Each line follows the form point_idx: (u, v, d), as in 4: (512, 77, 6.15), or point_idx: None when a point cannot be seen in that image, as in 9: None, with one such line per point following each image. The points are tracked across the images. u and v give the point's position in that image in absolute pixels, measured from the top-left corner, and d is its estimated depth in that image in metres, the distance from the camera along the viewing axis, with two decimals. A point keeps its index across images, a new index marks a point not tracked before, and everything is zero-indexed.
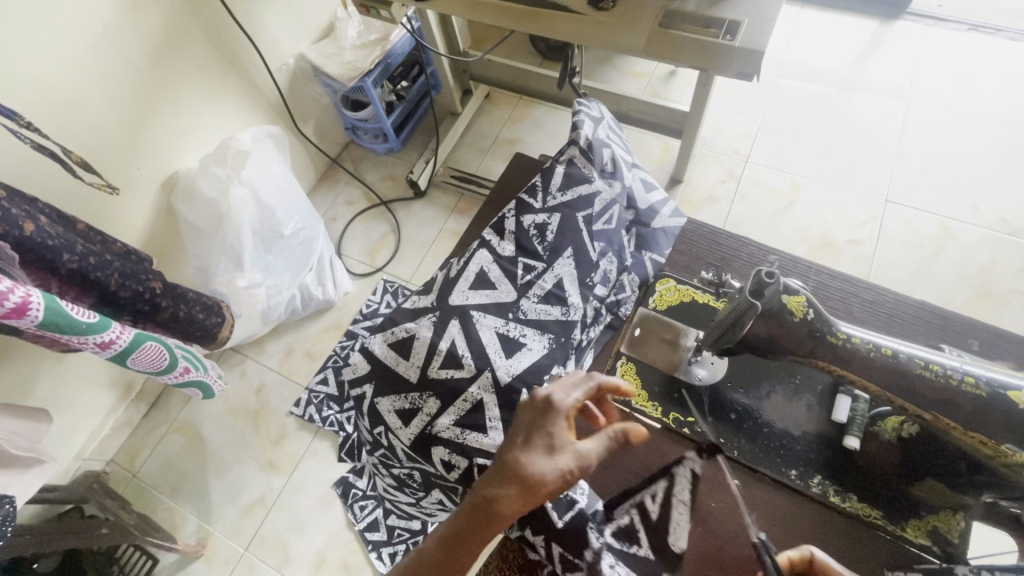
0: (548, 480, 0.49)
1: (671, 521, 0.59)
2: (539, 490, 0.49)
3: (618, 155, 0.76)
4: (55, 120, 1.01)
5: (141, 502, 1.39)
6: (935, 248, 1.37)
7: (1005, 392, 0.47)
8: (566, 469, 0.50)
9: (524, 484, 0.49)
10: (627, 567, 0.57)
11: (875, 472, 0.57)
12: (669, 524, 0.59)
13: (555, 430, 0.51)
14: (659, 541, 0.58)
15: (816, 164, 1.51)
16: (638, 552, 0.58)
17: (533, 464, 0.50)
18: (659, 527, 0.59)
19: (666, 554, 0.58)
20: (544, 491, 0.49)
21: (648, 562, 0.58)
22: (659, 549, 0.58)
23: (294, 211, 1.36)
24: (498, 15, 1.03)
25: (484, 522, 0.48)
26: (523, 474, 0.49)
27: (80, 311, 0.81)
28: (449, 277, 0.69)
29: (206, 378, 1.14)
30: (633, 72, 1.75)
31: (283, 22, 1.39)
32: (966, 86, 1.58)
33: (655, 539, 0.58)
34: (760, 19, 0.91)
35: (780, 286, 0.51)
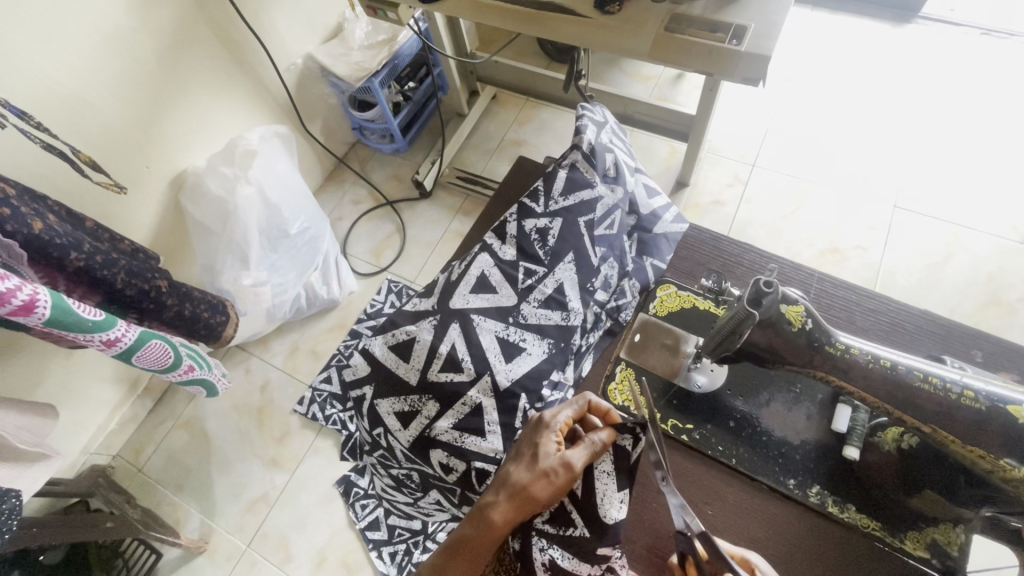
0: (534, 486, 0.54)
1: (599, 496, 0.59)
2: (526, 493, 0.54)
3: (620, 159, 0.75)
4: (65, 119, 1.02)
5: (146, 497, 1.40)
6: (944, 255, 1.36)
7: (1005, 405, 0.47)
8: (547, 472, 0.55)
9: (513, 492, 0.54)
10: (562, 549, 0.58)
11: (875, 482, 0.57)
12: (596, 499, 0.59)
13: (541, 440, 0.57)
14: (593, 517, 0.59)
15: (823, 169, 1.50)
16: (573, 532, 0.59)
17: (519, 471, 0.56)
18: (593, 506, 0.59)
19: (599, 526, 0.59)
20: (530, 494, 0.54)
21: (584, 540, 0.59)
22: (590, 524, 0.59)
23: (300, 210, 1.37)
24: (505, 18, 1.03)
25: (481, 528, 0.54)
26: (511, 482, 0.55)
27: (86, 309, 0.83)
28: (450, 280, 0.69)
29: (211, 376, 1.15)
30: (640, 74, 1.74)
31: (291, 22, 1.40)
32: (977, 91, 1.56)
33: (587, 515, 0.59)
34: (767, 23, 0.90)
35: (779, 295, 0.51)
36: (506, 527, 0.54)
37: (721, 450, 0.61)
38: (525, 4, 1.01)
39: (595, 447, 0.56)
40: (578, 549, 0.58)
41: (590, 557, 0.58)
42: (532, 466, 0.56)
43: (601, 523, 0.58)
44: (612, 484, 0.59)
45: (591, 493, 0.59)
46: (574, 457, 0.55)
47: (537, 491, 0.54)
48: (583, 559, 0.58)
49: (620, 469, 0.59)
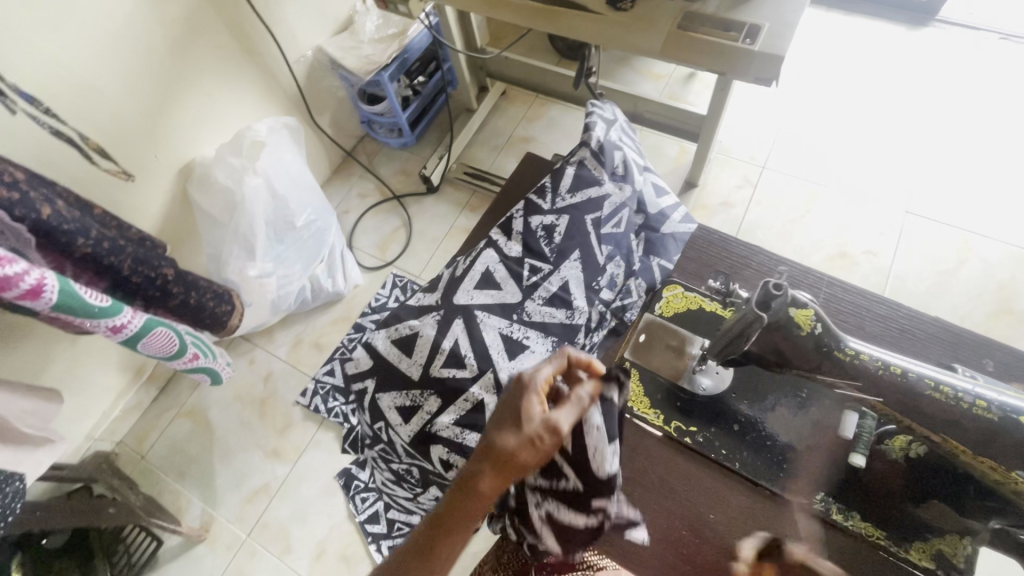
0: (519, 454, 0.48)
1: (589, 452, 0.54)
2: (509, 460, 0.48)
3: (629, 157, 0.74)
4: (75, 106, 1.02)
5: (148, 484, 1.41)
6: (956, 262, 1.34)
7: (1017, 416, 0.46)
8: (533, 438, 0.49)
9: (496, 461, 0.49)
10: (556, 502, 0.55)
11: (881, 490, 0.56)
12: (587, 457, 0.54)
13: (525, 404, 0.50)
14: (584, 470, 0.54)
15: (834, 172, 1.49)
16: (566, 486, 0.55)
17: (500, 437, 0.50)
18: (584, 460, 0.54)
19: (592, 481, 0.54)
20: (513, 463, 0.48)
21: (577, 495, 0.55)
22: (582, 479, 0.55)
23: (307, 202, 1.37)
24: (515, 14, 1.03)
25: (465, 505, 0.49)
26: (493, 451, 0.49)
27: (94, 295, 0.83)
28: (454, 276, 0.68)
29: (215, 365, 1.16)
30: (651, 73, 1.73)
31: (301, 14, 1.40)
32: (994, 97, 1.54)
33: (579, 470, 0.55)
34: (781, 22, 0.89)
35: (788, 299, 0.50)
36: (490, 496, 0.49)
37: (725, 454, 0.60)
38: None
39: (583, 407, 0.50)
40: (570, 500, 0.55)
41: (583, 508, 0.55)
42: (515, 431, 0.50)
43: (593, 479, 0.54)
44: (603, 436, 0.54)
45: (580, 449, 0.54)
46: (561, 420, 0.49)
47: (522, 459, 0.48)
48: (579, 511, 0.55)
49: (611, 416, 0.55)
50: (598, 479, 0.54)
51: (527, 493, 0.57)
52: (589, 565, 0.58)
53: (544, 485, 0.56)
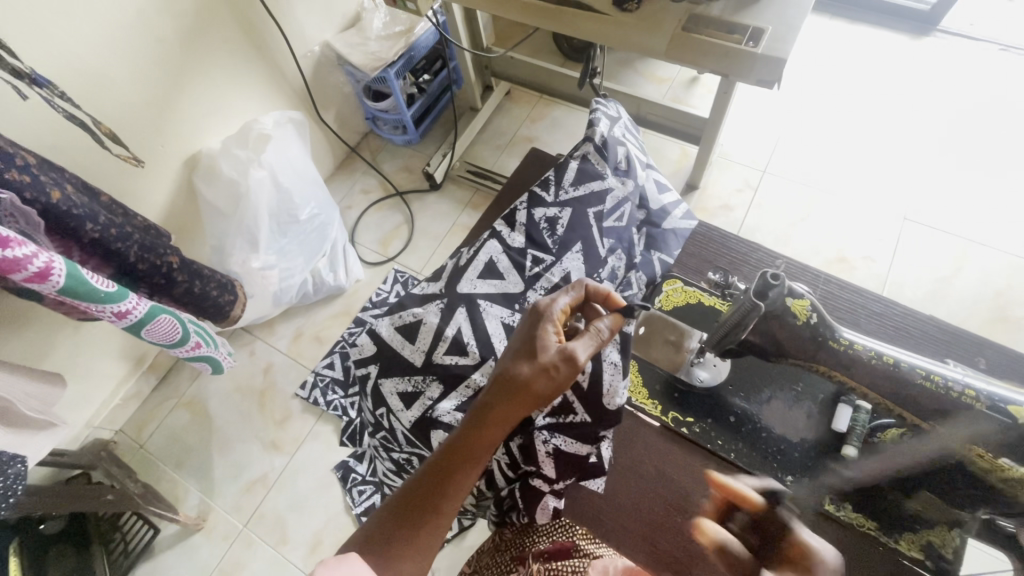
0: (537, 380, 0.54)
1: (603, 381, 0.61)
2: (529, 386, 0.54)
3: (632, 153, 0.75)
4: (85, 94, 1.04)
5: (145, 473, 1.42)
6: (952, 269, 1.36)
7: (1005, 405, 0.46)
8: (549, 366, 0.54)
9: (518, 386, 0.54)
10: (564, 436, 0.61)
11: (873, 481, 0.57)
12: (601, 387, 0.61)
13: (542, 336, 0.56)
14: (594, 405, 0.61)
15: (833, 177, 1.50)
16: (574, 419, 0.61)
17: (520, 365, 0.55)
18: (597, 394, 0.61)
19: (599, 415, 0.61)
20: (532, 389, 0.53)
21: (584, 426, 0.61)
22: (590, 412, 0.61)
23: (311, 196, 1.38)
24: (522, 13, 1.04)
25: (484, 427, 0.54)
26: (514, 377, 0.54)
27: (100, 280, 0.84)
28: (458, 265, 0.69)
29: (217, 354, 1.17)
30: (654, 76, 1.75)
31: (310, 10, 1.41)
32: (993, 106, 1.56)
33: (589, 405, 0.61)
34: (784, 26, 0.90)
35: (785, 289, 0.51)
36: (511, 418, 0.54)
37: (721, 444, 0.61)
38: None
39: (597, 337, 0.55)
40: (577, 432, 0.61)
41: (588, 439, 0.61)
42: (533, 360, 0.55)
43: (602, 409, 0.61)
44: (618, 374, 0.61)
45: (595, 381, 0.61)
46: (577, 350, 0.54)
47: (540, 386, 0.54)
48: (583, 441, 0.61)
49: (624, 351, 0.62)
50: (608, 412, 0.61)
51: (536, 430, 0.61)
52: (585, 553, 0.59)
53: (553, 421, 0.62)
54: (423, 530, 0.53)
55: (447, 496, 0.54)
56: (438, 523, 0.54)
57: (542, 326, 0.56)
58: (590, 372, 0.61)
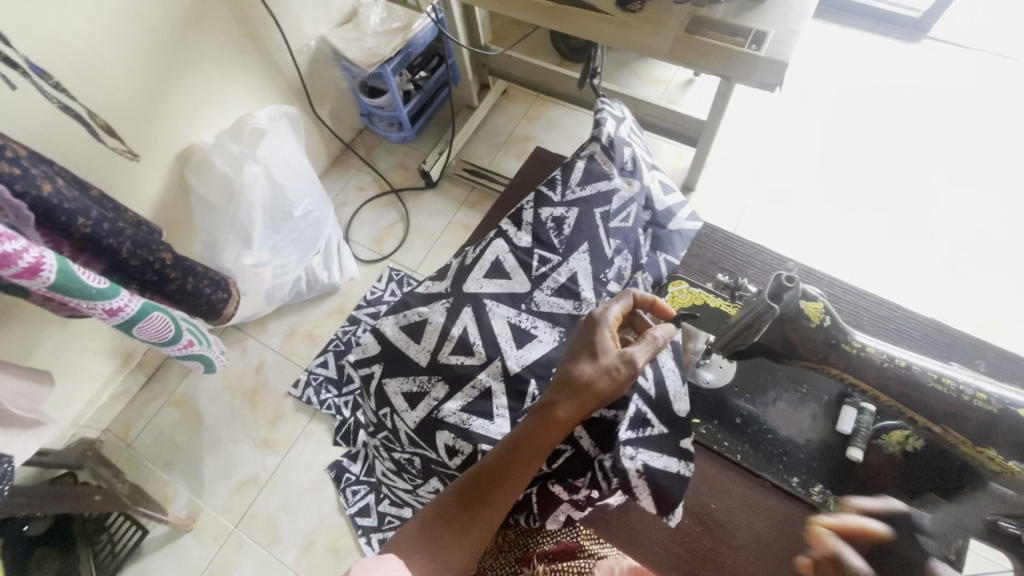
0: (599, 383, 0.53)
1: (667, 389, 0.60)
2: (590, 390, 0.53)
3: (638, 154, 0.75)
4: (76, 85, 1.01)
5: (133, 473, 1.39)
6: (944, 272, 1.38)
7: (1015, 408, 0.47)
8: (611, 368, 0.54)
9: (579, 387, 0.53)
10: (650, 451, 0.57)
11: (876, 482, 0.57)
12: (668, 393, 0.59)
13: (601, 340, 0.55)
14: (666, 412, 0.58)
15: (828, 180, 1.52)
16: (653, 432, 0.58)
17: (581, 365, 0.55)
18: (666, 401, 0.59)
19: (676, 424, 0.58)
20: (594, 388, 0.53)
21: (665, 438, 0.58)
22: (668, 421, 0.58)
23: (306, 193, 1.36)
24: (525, 10, 1.04)
25: (545, 423, 0.53)
26: (575, 379, 0.54)
27: (91, 276, 0.82)
28: (464, 264, 0.69)
29: (209, 352, 1.15)
30: (652, 77, 1.75)
31: (306, 4, 1.39)
32: (983, 113, 1.58)
33: (662, 413, 0.58)
34: (786, 30, 0.91)
35: (799, 291, 0.52)
36: (570, 421, 0.53)
37: (727, 445, 0.61)
38: None
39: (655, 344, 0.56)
40: (664, 446, 0.57)
41: (677, 453, 0.57)
42: (592, 363, 0.55)
43: (677, 418, 0.58)
44: (678, 377, 0.61)
45: (660, 389, 0.60)
46: (637, 353, 0.54)
47: (602, 387, 0.53)
48: (671, 455, 0.57)
49: (679, 360, 0.62)
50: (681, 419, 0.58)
51: (621, 446, 0.56)
52: (590, 554, 0.67)
53: (632, 436, 0.57)
54: (477, 521, 0.53)
55: (501, 490, 0.53)
56: (486, 518, 0.53)
57: (601, 330, 0.56)
58: (652, 378, 0.60)
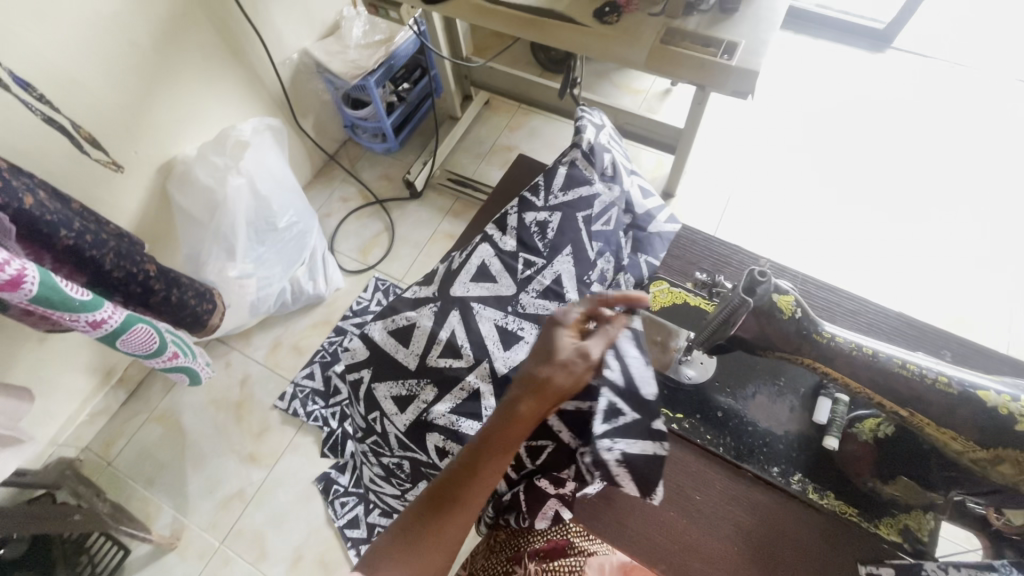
0: (556, 381, 0.53)
1: (635, 374, 0.58)
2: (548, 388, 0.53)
3: (618, 160, 0.78)
4: (57, 98, 1.01)
5: (114, 492, 1.36)
6: (915, 270, 1.43)
7: (975, 391, 0.48)
8: (567, 363, 0.53)
9: (537, 388, 0.52)
10: (627, 439, 0.55)
11: (852, 471, 0.59)
12: (636, 379, 0.57)
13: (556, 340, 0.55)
14: (637, 397, 0.57)
15: (802, 184, 1.57)
16: (626, 420, 0.56)
17: (539, 364, 0.54)
18: (634, 387, 0.57)
19: (647, 407, 0.56)
20: (552, 384, 0.52)
21: (639, 423, 0.56)
22: (640, 406, 0.56)
23: (289, 204, 1.36)
24: (505, 23, 1.06)
25: (508, 422, 0.52)
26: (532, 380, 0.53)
27: (73, 288, 0.81)
28: (451, 269, 0.70)
29: (194, 365, 1.14)
30: (630, 88, 1.80)
31: (289, 18, 1.41)
32: (947, 117, 1.65)
33: (633, 399, 0.56)
34: (756, 40, 0.95)
35: (771, 285, 0.54)
36: (531, 419, 0.53)
37: (709, 438, 0.63)
38: (526, 10, 1.03)
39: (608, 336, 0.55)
40: (639, 431, 0.55)
41: (652, 435, 0.55)
42: (548, 362, 0.54)
43: (646, 401, 0.56)
44: (641, 360, 0.59)
45: (628, 376, 0.57)
46: (590, 348, 0.54)
47: (561, 382, 0.53)
48: (648, 439, 0.55)
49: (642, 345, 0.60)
50: (651, 401, 0.57)
51: (598, 441, 0.55)
52: (580, 551, 0.65)
53: (609, 427, 0.56)
54: (449, 522, 0.53)
55: (471, 489, 0.53)
56: (460, 517, 0.53)
57: (556, 331, 0.55)
58: (617, 365, 0.57)
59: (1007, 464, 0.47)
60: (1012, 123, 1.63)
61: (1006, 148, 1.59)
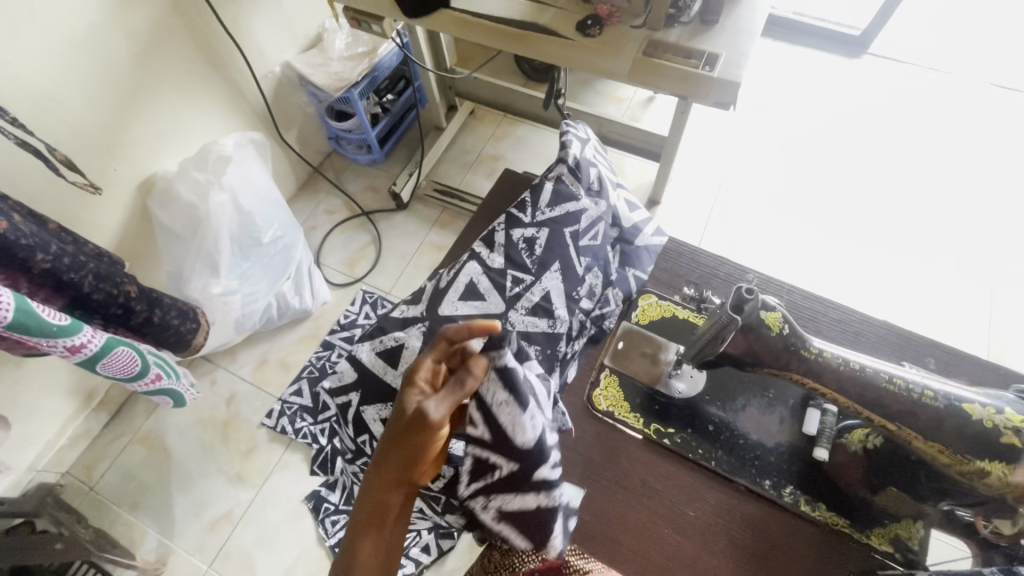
0: (398, 449, 0.47)
1: (507, 425, 0.51)
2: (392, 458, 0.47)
3: (603, 174, 0.78)
4: (32, 118, 0.99)
5: (97, 517, 1.32)
6: (895, 272, 1.46)
7: (960, 404, 0.49)
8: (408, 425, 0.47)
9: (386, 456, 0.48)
10: (502, 497, 0.52)
11: (842, 482, 0.59)
12: (508, 431, 0.51)
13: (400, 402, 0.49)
14: (509, 450, 0.51)
15: (785, 189, 1.59)
16: (500, 474, 0.52)
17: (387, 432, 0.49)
18: (505, 438, 0.51)
19: (521, 460, 0.51)
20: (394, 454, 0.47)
21: (514, 477, 0.52)
22: (511, 459, 0.51)
23: (274, 218, 1.34)
24: (488, 36, 1.06)
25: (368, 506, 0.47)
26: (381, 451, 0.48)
27: (51, 313, 0.79)
28: (439, 287, 0.69)
29: (178, 386, 1.12)
30: (614, 96, 1.81)
31: (270, 31, 1.40)
32: (922, 122, 1.69)
33: (504, 452, 0.52)
34: (737, 51, 0.96)
35: (759, 302, 0.54)
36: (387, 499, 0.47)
37: (702, 453, 0.62)
38: (509, 23, 1.04)
39: (453, 390, 0.48)
40: (512, 485, 0.52)
41: (528, 486, 0.52)
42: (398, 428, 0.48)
43: (518, 453, 0.51)
44: (515, 410, 0.51)
45: (496, 429, 0.51)
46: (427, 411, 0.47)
47: (403, 451, 0.47)
48: (523, 492, 0.52)
49: (515, 389, 0.51)
50: (525, 450, 0.51)
51: (469, 503, 0.52)
52: (576, 568, 0.56)
53: (481, 485, 0.52)
54: None
55: None
56: None
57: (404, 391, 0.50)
58: (482, 420, 0.51)
59: (993, 476, 0.48)
60: (985, 127, 1.68)
61: (980, 151, 1.63)
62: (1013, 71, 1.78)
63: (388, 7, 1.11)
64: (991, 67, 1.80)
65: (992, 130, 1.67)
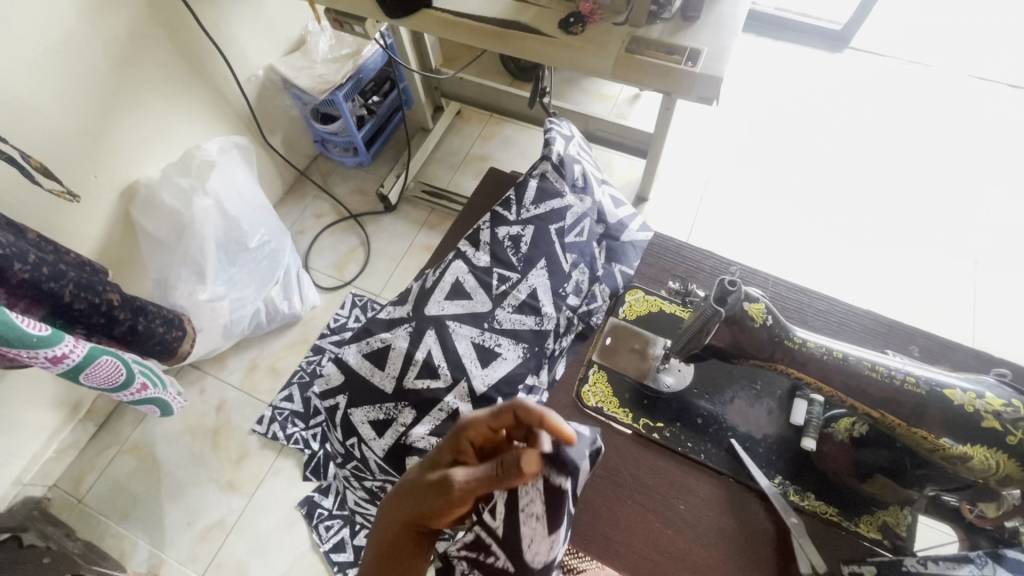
0: (416, 496, 0.46)
1: (524, 532, 0.47)
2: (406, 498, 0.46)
3: (588, 171, 0.78)
4: (8, 126, 0.97)
5: (85, 530, 1.29)
6: (882, 263, 1.47)
7: (942, 390, 0.49)
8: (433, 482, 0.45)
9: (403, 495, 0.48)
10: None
11: (830, 471, 0.60)
12: (523, 540, 0.47)
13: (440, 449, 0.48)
14: (516, 554, 0.48)
15: (771, 183, 1.61)
16: (493, 563, 0.49)
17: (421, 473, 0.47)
18: (517, 547, 0.47)
19: (521, 564, 0.48)
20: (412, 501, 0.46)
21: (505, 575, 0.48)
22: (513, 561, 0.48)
23: (260, 223, 1.32)
24: (471, 36, 1.06)
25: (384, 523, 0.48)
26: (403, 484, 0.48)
27: (32, 324, 0.78)
28: (425, 288, 0.69)
29: (165, 395, 1.10)
30: (600, 94, 1.81)
31: (252, 34, 1.38)
32: (904, 114, 1.72)
33: (509, 550, 0.48)
34: (719, 46, 0.97)
35: (741, 294, 0.54)
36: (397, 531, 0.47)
37: (690, 446, 0.63)
38: (491, 22, 1.03)
39: (487, 469, 0.43)
40: None
41: None
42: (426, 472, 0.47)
43: (522, 560, 0.48)
44: (541, 528, 0.47)
45: (513, 533, 0.48)
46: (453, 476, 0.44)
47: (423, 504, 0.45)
48: None
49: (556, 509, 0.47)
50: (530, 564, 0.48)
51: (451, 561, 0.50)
52: (570, 567, 0.57)
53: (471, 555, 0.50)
54: None
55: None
56: None
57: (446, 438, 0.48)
58: (503, 513, 0.47)
59: (976, 460, 0.48)
60: (963, 117, 1.70)
61: (961, 142, 1.65)
62: (991, 62, 1.81)
63: (370, 8, 1.09)
64: (970, 59, 1.82)
65: (970, 120, 1.69)
